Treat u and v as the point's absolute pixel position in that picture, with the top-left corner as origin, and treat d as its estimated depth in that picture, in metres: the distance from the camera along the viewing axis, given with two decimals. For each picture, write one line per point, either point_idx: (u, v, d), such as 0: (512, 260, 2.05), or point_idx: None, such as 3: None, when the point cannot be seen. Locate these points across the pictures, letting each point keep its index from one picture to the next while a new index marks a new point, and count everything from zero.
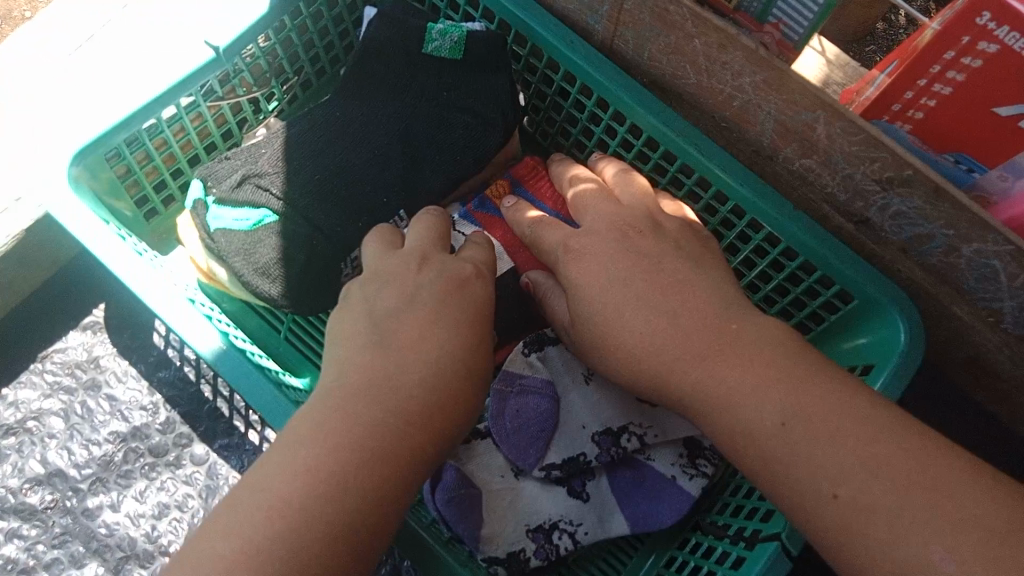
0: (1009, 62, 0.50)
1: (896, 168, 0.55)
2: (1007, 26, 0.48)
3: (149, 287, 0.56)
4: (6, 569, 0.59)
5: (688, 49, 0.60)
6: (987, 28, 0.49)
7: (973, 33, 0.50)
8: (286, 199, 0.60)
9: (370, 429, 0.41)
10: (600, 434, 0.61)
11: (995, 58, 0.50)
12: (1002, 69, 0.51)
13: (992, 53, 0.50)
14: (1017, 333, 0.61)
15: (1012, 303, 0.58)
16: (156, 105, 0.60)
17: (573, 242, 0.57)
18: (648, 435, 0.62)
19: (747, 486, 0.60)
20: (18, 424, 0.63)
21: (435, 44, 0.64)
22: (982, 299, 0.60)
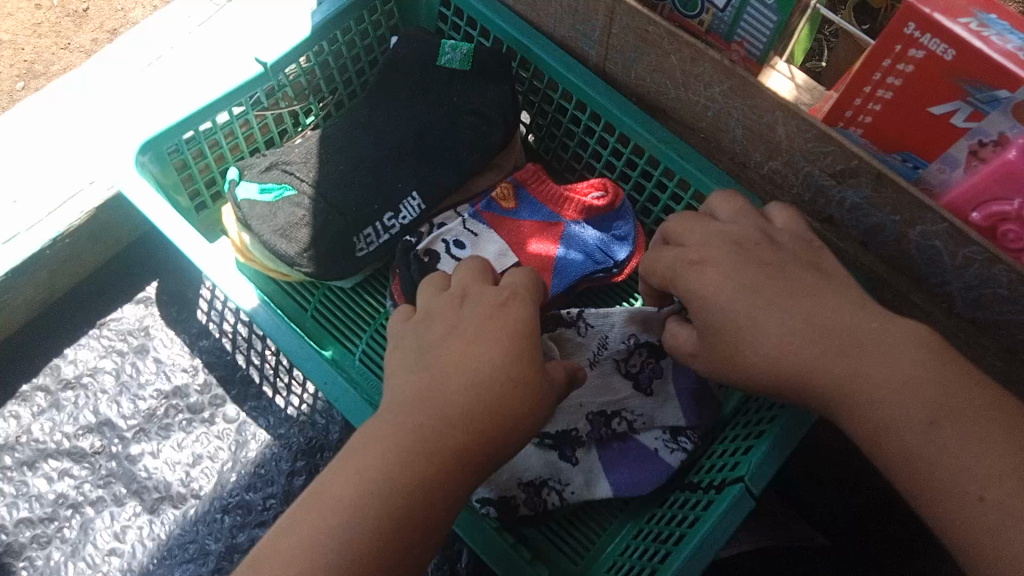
0: (934, 65, 0.58)
1: (844, 160, 0.64)
2: (930, 33, 0.56)
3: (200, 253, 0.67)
4: (58, 503, 0.67)
5: (667, 65, 0.70)
6: (914, 36, 0.57)
7: (903, 42, 0.58)
8: (311, 182, 0.71)
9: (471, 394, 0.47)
10: (594, 413, 0.68)
11: (923, 63, 0.58)
12: (930, 72, 0.58)
13: (920, 59, 0.58)
14: (968, 317, 0.67)
15: (958, 286, 0.65)
16: (214, 108, 0.71)
17: (691, 256, 0.56)
18: (637, 420, 0.68)
19: (721, 449, 0.67)
20: (75, 379, 0.72)
21: (448, 57, 0.75)
22: (934, 286, 0.67)
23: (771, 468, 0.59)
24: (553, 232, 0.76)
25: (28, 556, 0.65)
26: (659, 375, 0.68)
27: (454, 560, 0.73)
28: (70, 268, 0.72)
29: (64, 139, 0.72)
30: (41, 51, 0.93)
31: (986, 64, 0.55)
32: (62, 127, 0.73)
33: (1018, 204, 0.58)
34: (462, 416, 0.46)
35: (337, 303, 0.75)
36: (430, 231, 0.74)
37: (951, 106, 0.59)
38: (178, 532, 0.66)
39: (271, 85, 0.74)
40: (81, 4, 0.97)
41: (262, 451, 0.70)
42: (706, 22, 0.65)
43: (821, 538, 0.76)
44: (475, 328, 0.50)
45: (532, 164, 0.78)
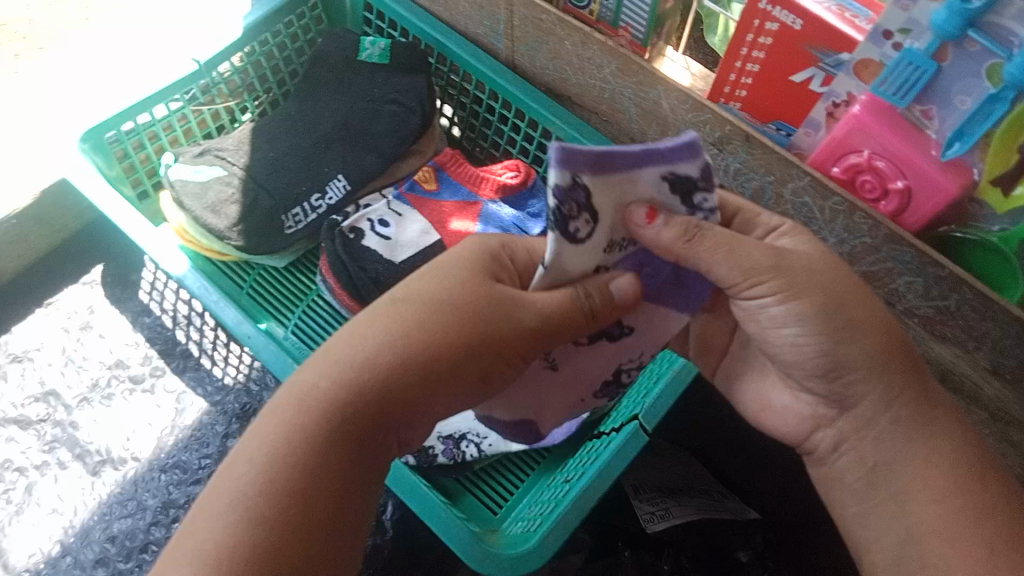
0: (789, 36, 0.64)
1: (719, 126, 0.70)
2: (779, 6, 0.63)
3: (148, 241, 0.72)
4: (2, 466, 0.72)
5: (563, 52, 0.77)
6: (768, 11, 0.64)
7: (761, 16, 0.65)
8: (242, 166, 0.78)
9: (371, 414, 0.42)
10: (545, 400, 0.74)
11: (779, 35, 0.65)
12: (788, 42, 0.65)
13: (776, 31, 0.65)
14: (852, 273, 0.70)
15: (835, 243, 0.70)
16: (150, 101, 0.77)
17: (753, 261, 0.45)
18: (483, 444, 0.73)
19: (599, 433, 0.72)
20: (22, 354, 0.77)
21: (367, 52, 0.83)
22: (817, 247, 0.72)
23: (665, 404, 0.68)
24: (472, 210, 0.82)
25: None
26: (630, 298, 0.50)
27: (381, 512, 0.77)
28: (17, 246, 0.79)
29: (22, 130, 0.79)
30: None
31: (827, 29, 0.62)
32: (18, 119, 0.80)
33: (867, 153, 0.64)
34: (337, 450, 0.42)
35: (271, 284, 0.81)
36: (356, 211, 0.80)
37: (809, 73, 0.66)
38: (119, 491, 0.72)
39: (206, 82, 0.81)
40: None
41: (199, 417, 0.76)
42: (596, 11, 0.72)
43: (753, 514, 0.82)
44: (420, 336, 0.43)
45: (450, 150, 0.84)
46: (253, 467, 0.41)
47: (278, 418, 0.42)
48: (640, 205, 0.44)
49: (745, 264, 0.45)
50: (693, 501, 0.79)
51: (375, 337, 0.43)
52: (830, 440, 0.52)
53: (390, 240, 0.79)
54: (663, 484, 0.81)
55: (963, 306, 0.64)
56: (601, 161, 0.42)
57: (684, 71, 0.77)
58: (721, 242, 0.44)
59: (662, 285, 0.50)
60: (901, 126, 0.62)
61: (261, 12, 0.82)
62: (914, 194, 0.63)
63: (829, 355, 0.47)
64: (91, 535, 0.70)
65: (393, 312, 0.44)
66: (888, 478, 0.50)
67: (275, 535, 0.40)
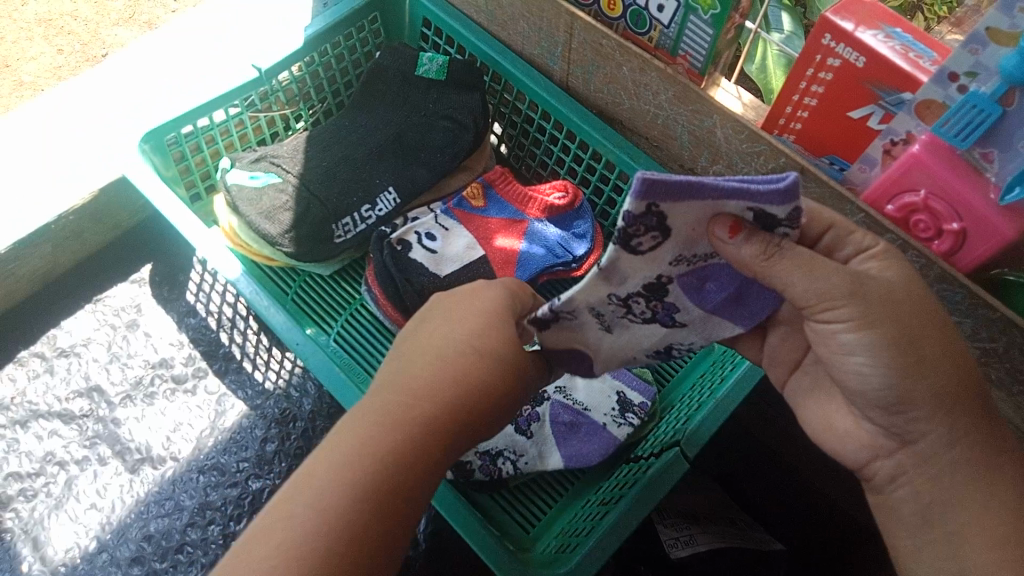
0: (851, 74, 0.63)
1: (772, 158, 0.71)
2: (844, 43, 0.61)
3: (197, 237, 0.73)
4: (45, 459, 0.75)
5: (619, 76, 0.78)
6: (831, 47, 0.62)
7: (822, 52, 0.63)
8: (297, 174, 0.79)
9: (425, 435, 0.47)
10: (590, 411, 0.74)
11: (841, 71, 0.63)
12: (848, 80, 0.63)
13: (837, 68, 0.63)
14: None
15: None
16: (210, 105, 0.79)
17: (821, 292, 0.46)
18: (520, 461, 0.73)
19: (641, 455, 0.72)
20: (69, 348, 0.81)
21: (426, 67, 0.83)
22: None
23: (708, 431, 0.68)
24: (517, 228, 0.82)
25: (13, 507, 0.73)
26: (679, 308, 0.53)
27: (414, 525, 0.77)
28: (73, 243, 0.82)
29: (85, 133, 0.83)
30: (43, 75, 0.98)
31: (890, 69, 0.60)
32: (83, 123, 0.84)
33: (922, 194, 0.63)
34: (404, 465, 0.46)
35: (315, 291, 0.82)
36: (404, 223, 0.80)
37: (869, 111, 0.64)
38: (156, 490, 0.74)
39: (265, 89, 0.82)
40: (101, 49, 1.01)
41: (239, 420, 0.78)
42: (655, 38, 0.73)
43: (779, 545, 0.78)
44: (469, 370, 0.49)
45: (500, 168, 0.85)
46: (329, 473, 0.45)
47: (339, 442, 0.46)
48: (722, 225, 0.45)
49: (820, 288, 0.46)
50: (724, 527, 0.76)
51: (428, 371, 0.49)
52: (887, 470, 0.53)
53: (436, 254, 0.79)
54: (688, 509, 0.78)
55: (1013, 348, 0.65)
56: (681, 194, 0.44)
57: (736, 101, 0.75)
58: (801, 261, 0.45)
59: (718, 306, 0.53)
60: (959, 168, 0.61)
61: (322, 24, 0.84)
62: (963, 238, 0.63)
63: (887, 389, 0.48)
64: (127, 533, 0.72)
65: (462, 360, 0.49)
66: (948, 513, 0.50)
67: (340, 546, 0.43)
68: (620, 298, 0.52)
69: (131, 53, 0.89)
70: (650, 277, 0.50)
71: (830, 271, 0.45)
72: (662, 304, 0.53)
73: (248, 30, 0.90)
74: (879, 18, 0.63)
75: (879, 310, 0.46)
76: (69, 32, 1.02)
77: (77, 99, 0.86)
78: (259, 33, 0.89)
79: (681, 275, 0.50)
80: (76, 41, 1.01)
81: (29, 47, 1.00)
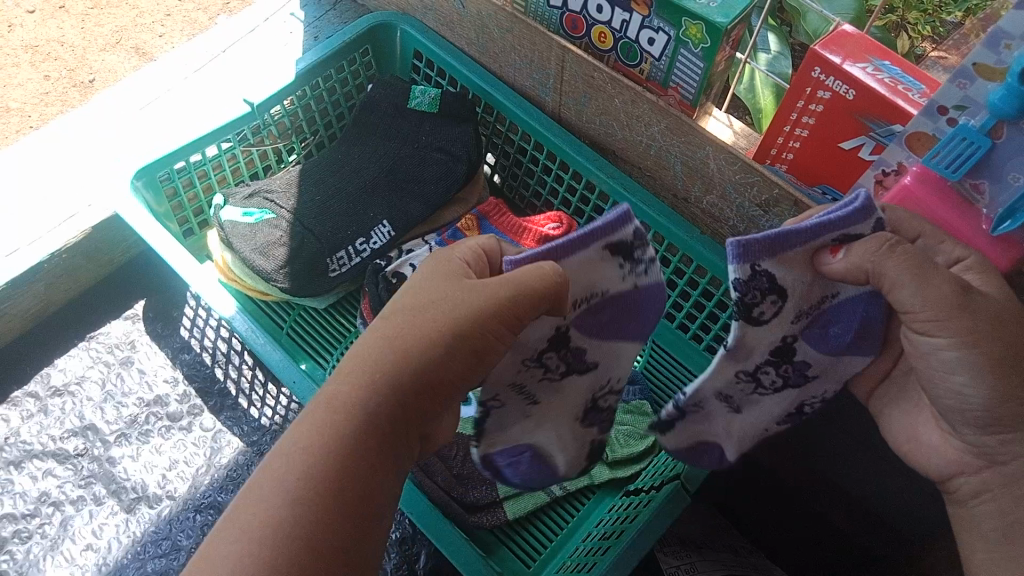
0: (841, 105, 0.63)
1: (767, 190, 0.70)
2: (833, 76, 0.62)
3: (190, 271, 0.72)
4: (40, 500, 0.74)
5: (612, 108, 0.78)
6: (820, 80, 0.63)
7: (812, 84, 0.64)
8: (290, 209, 0.79)
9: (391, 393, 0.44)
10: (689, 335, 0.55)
11: (831, 103, 0.64)
12: (839, 111, 0.64)
13: (827, 100, 0.64)
14: None
15: None
16: (203, 142, 0.79)
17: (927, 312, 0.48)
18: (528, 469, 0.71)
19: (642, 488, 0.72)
20: (63, 386, 0.80)
21: (418, 100, 0.84)
22: None
23: (707, 462, 0.68)
24: None
25: (7, 550, 0.72)
26: (807, 364, 0.59)
27: (414, 560, 0.77)
28: (66, 280, 0.82)
29: (78, 172, 0.83)
30: (30, 102, 0.97)
31: (879, 101, 0.61)
32: (75, 161, 0.84)
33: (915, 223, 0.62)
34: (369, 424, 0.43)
35: (309, 326, 0.82)
36: (399, 256, 0.79)
37: (860, 141, 0.64)
38: (153, 530, 0.74)
39: (257, 123, 0.83)
40: (88, 75, 1.00)
41: (235, 456, 0.77)
42: (646, 71, 0.73)
43: (779, 570, 0.77)
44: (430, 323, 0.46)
45: (495, 200, 0.84)
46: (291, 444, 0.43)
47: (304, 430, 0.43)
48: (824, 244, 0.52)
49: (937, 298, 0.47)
50: (726, 553, 0.75)
51: (391, 328, 0.46)
52: (973, 486, 0.54)
53: None
54: (688, 535, 0.78)
55: None
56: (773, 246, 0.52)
57: (727, 131, 0.75)
58: (913, 258, 0.47)
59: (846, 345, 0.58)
60: (950, 198, 0.61)
61: (313, 58, 0.84)
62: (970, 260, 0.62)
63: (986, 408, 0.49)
64: (124, 575, 0.71)
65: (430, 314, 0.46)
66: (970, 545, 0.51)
67: (306, 520, 0.40)
68: (749, 373, 0.59)
69: (117, 91, 0.89)
70: (776, 341, 0.57)
71: (945, 281, 0.47)
72: (793, 367, 0.59)
73: (239, 62, 0.90)
74: (867, 51, 0.63)
75: (988, 329, 0.47)
76: (56, 58, 1.02)
77: (71, 137, 0.86)
78: (248, 66, 0.89)
79: (803, 331, 0.57)
80: (60, 71, 1.01)
81: (17, 74, 1.00)
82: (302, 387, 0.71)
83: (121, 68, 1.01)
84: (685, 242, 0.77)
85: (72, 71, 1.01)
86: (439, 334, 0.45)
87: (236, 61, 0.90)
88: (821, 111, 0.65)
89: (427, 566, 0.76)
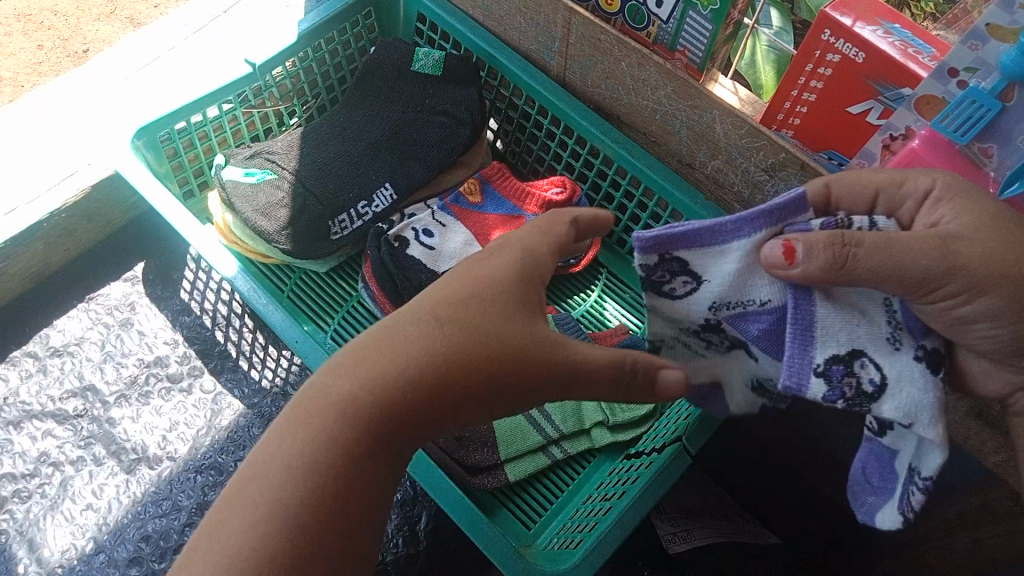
0: (851, 68, 0.62)
1: (773, 154, 0.69)
2: (843, 38, 0.61)
3: (189, 229, 0.72)
4: (40, 460, 0.74)
5: (618, 71, 0.77)
6: (830, 42, 0.62)
7: (821, 47, 0.63)
8: (291, 170, 0.79)
9: (392, 411, 0.43)
10: (830, 364, 0.48)
11: (840, 66, 0.63)
12: (848, 76, 0.63)
13: (836, 63, 0.63)
14: None
15: None
16: (204, 102, 0.78)
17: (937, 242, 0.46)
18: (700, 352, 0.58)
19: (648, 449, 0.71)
20: (62, 347, 0.80)
21: (422, 63, 0.83)
22: None
23: (708, 426, 0.67)
24: (515, 224, 0.81)
25: (8, 509, 0.72)
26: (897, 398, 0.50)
27: (414, 523, 0.77)
28: (65, 240, 0.81)
29: (78, 131, 0.82)
30: (23, 69, 0.96)
31: (890, 63, 0.60)
32: (74, 121, 0.83)
33: None
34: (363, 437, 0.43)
35: (310, 289, 0.81)
36: (401, 220, 0.79)
37: (867, 106, 0.63)
38: (153, 490, 0.73)
39: (258, 85, 0.82)
40: (81, 44, 0.99)
41: (236, 418, 0.77)
42: (653, 34, 0.73)
43: (777, 539, 0.77)
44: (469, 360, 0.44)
45: (498, 164, 0.84)
46: (283, 440, 0.43)
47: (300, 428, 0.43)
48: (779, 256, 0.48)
49: (914, 276, 0.45)
50: (720, 521, 0.75)
51: (423, 344, 0.44)
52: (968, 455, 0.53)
53: (433, 250, 0.78)
54: (687, 501, 0.77)
55: None
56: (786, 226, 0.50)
57: (732, 97, 0.73)
58: (878, 244, 0.45)
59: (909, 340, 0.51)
60: (957, 161, 0.60)
61: (316, 20, 0.83)
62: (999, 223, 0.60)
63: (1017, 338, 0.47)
64: (125, 533, 0.71)
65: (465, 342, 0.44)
66: None
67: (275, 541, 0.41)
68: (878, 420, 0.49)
69: (115, 52, 0.88)
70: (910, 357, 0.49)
71: (916, 252, 0.45)
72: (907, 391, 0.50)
73: (242, 24, 0.89)
74: (878, 14, 0.63)
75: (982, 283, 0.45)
76: (49, 27, 1.01)
77: (70, 97, 0.85)
78: (249, 28, 0.88)
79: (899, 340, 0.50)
80: (58, 37, 1.00)
81: (8, 40, 0.99)
82: (303, 355, 0.71)
83: (115, 37, 1.00)
84: (688, 207, 0.77)
85: (70, 36, 1.00)
86: (461, 368, 0.44)
87: (238, 23, 0.89)
88: (830, 74, 0.64)
89: (429, 531, 0.76)
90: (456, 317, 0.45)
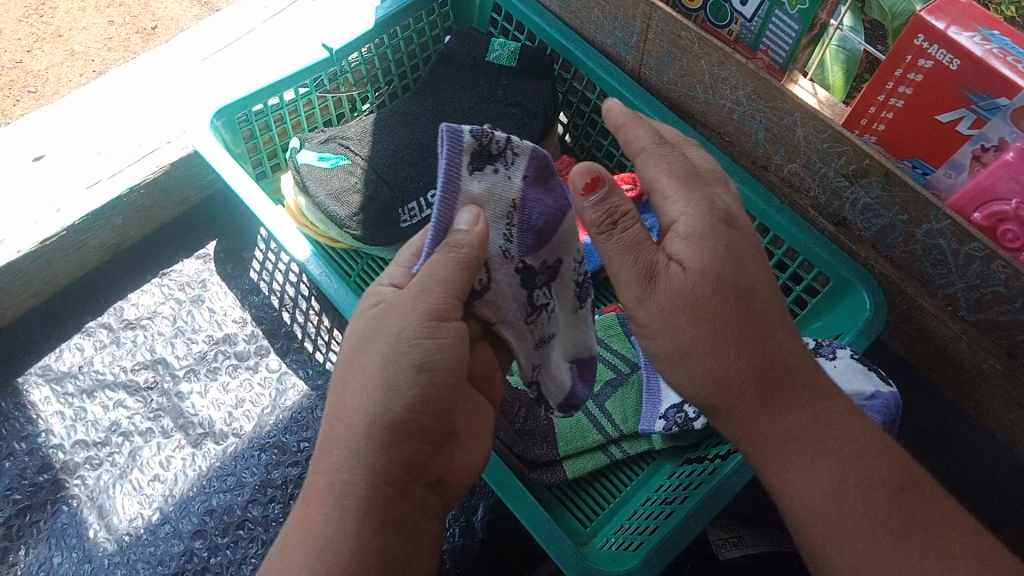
0: (942, 75, 0.60)
1: (857, 160, 0.67)
2: (937, 44, 0.59)
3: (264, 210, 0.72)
4: (111, 429, 0.76)
5: (696, 68, 0.76)
6: (922, 47, 0.60)
7: (913, 52, 0.60)
8: (364, 156, 0.79)
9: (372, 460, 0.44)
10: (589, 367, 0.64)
11: (931, 73, 0.60)
12: (939, 82, 0.60)
13: (928, 69, 0.60)
14: (972, 320, 0.69)
15: (961, 288, 0.67)
16: (281, 86, 0.79)
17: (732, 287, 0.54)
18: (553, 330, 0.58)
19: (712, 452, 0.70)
20: (135, 320, 0.82)
21: (496, 53, 0.84)
22: (939, 290, 0.70)
23: None
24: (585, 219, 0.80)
25: (80, 474, 0.74)
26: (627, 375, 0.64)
27: (471, 514, 0.77)
28: (142, 216, 0.83)
29: (159, 109, 0.84)
30: (95, 45, 0.98)
31: (985, 72, 0.57)
32: (155, 99, 0.85)
33: (1015, 203, 0.60)
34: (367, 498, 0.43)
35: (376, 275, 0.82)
36: None
37: (957, 115, 0.61)
38: (218, 465, 0.75)
39: (335, 70, 0.82)
40: (151, 22, 1.01)
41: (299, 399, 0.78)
42: (735, 32, 0.71)
43: None
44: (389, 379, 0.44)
45: (570, 158, 0.83)
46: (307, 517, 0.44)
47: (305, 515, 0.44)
48: None
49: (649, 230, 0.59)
50: (774, 530, 0.74)
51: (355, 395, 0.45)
52: None
53: None
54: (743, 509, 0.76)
55: None
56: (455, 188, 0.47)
57: (813, 99, 0.71)
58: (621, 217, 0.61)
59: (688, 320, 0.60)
60: None
61: (392, 7, 0.83)
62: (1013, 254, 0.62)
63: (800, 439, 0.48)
64: (190, 506, 0.73)
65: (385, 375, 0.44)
66: None
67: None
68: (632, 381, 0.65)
69: (196, 33, 0.90)
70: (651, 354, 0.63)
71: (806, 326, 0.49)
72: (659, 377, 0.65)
73: (319, 9, 0.90)
74: (975, 20, 0.60)
75: None
76: (122, 4, 1.03)
77: (153, 76, 0.87)
78: (326, 13, 0.89)
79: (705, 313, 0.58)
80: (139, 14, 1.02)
81: (81, 16, 1.01)
82: None
83: (183, 15, 1.02)
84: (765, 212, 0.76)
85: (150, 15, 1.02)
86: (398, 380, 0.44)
87: (316, 8, 0.90)
88: (922, 80, 0.61)
89: (486, 521, 0.77)
90: (362, 348, 0.46)
